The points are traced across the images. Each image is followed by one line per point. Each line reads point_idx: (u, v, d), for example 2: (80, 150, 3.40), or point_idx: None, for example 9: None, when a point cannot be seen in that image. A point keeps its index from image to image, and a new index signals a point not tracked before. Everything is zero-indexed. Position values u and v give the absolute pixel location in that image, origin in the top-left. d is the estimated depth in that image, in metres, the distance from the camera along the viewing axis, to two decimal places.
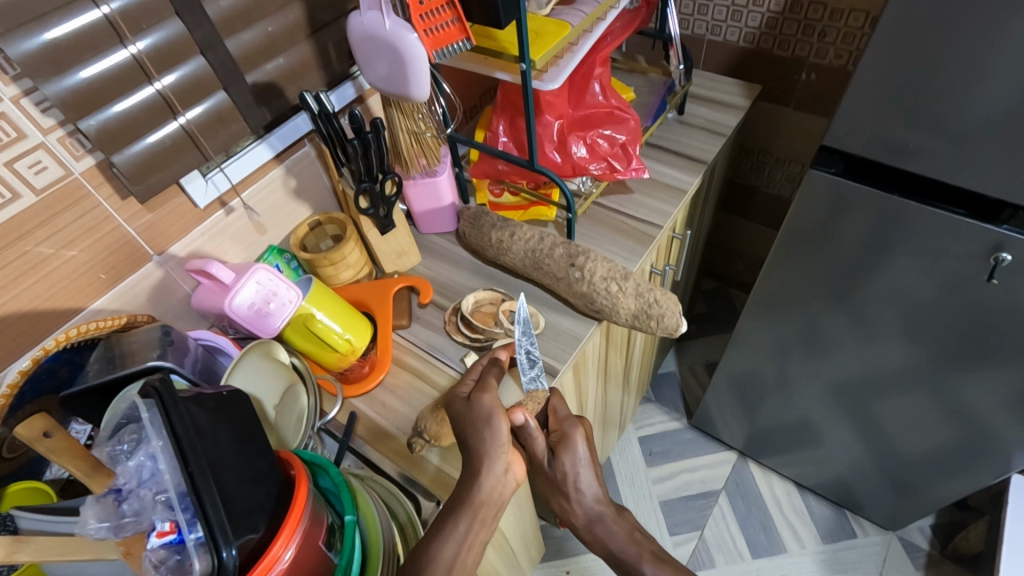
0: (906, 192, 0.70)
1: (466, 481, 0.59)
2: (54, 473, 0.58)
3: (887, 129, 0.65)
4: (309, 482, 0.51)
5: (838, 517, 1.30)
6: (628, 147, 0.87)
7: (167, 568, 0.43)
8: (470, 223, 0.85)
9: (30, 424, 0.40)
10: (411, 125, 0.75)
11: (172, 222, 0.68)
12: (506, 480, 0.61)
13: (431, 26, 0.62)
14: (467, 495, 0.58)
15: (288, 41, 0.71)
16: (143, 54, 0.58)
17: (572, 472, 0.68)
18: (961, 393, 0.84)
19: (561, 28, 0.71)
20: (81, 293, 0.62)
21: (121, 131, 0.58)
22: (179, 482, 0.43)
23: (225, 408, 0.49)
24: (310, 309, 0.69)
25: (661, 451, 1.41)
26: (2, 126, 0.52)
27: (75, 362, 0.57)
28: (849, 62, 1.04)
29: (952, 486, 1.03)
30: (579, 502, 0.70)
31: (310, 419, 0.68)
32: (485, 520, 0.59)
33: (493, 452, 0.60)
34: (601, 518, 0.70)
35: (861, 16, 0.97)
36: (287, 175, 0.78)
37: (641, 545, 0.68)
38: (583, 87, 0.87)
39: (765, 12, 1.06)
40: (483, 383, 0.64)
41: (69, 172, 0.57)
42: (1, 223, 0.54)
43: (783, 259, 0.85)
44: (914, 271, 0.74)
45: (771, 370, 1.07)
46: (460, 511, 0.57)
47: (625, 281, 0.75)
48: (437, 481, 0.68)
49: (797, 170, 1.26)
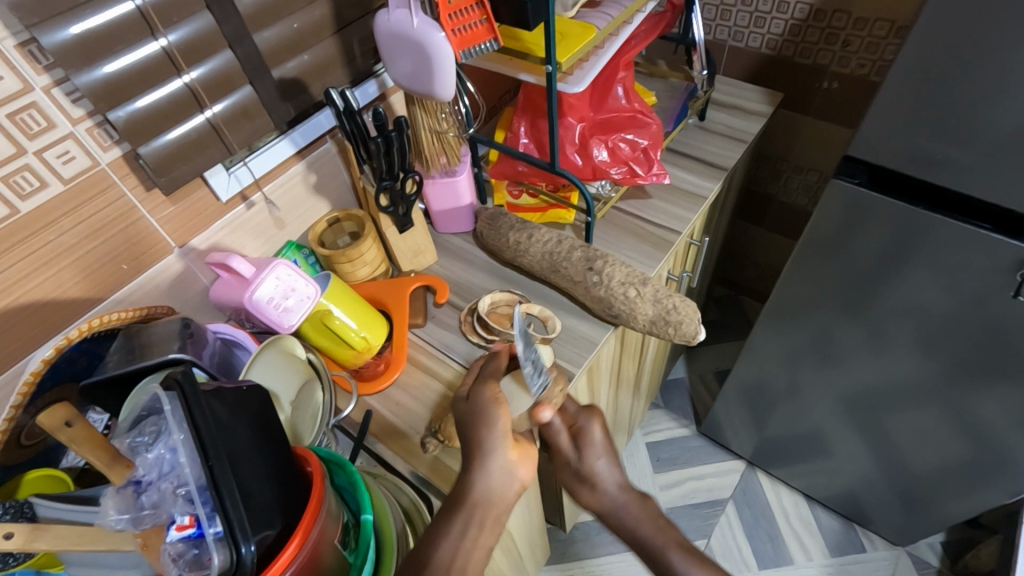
0: (931, 205, 0.69)
1: (469, 476, 0.58)
2: (70, 461, 0.59)
3: (915, 141, 0.64)
4: (325, 479, 0.51)
5: (847, 531, 1.29)
6: (649, 152, 0.86)
7: (184, 562, 0.43)
8: (488, 223, 0.85)
9: (50, 413, 0.40)
10: (434, 124, 0.75)
11: (194, 216, 0.68)
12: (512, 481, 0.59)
13: (458, 25, 0.62)
14: (478, 496, 0.57)
15: (314, 37, 0.71)
16: (173, 46, 0.58)
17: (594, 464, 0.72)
18: (979, 410, 0.83)
19: (586, 31, 0.71)
20: (103, 283, 0.62)
21: (148, 124, 0.58)
22: (199, 475, 0.43)
23: (245, 404, 0.48)
24: (327, 305, 0.70)
25: (669, 458, 1.40)
26: (33, 116, 0.52)
27: (95, 352, 0.57)
28: (872, 72, 1.03)
29: (965, 503, 1.01)
30: (605, 494, 0.72)
31: (325, 415, 0.65)
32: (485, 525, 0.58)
33: (498, 444, 0.59)
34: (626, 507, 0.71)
35: (887, 26, 0.96)
36: (307, 170, 0.78)
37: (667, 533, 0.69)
38: (606, 90, 0.86)
39: (788, 19, 1.05)
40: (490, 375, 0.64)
41: (96, 162, 0.58)
42: (28, 212, 0.54)
43: (801, 270, 0.84)
44: (937, 286, 0.73)
45: (783, 380, 1.06)
46: (467, 511, 0.57)
47: (643, 286, 0.74)
48: (437, 472, 0.68)
49: (815, 179, 1.25)
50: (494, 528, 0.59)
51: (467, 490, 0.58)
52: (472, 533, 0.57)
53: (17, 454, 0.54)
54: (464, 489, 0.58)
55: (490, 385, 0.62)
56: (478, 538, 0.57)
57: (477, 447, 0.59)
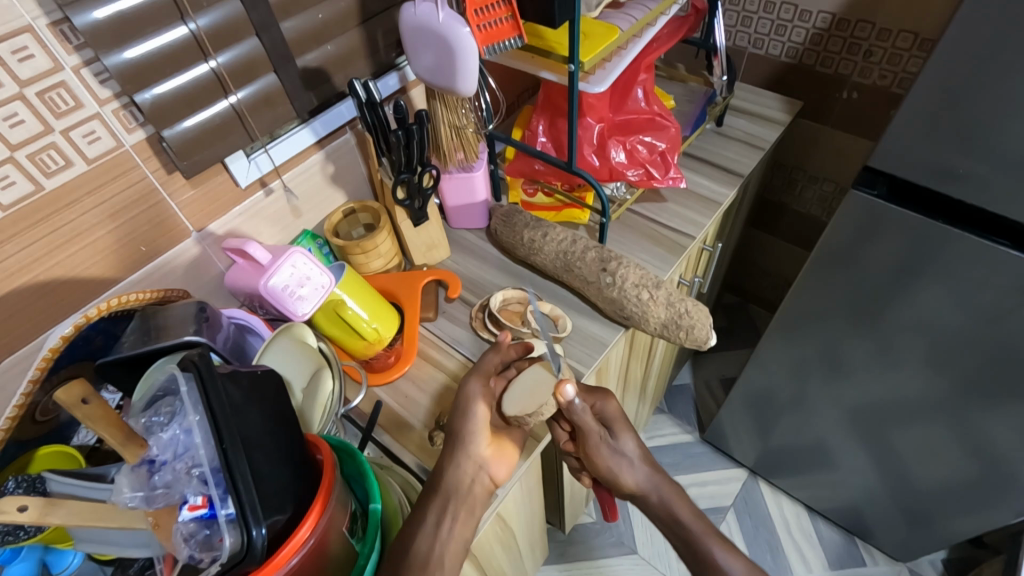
0: (950, 220, 0.68)
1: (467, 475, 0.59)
2: (82, 438, 0.59)
3: (937, 155, 0.63)
4: (335, 467, 0.51)
5: (848, 544, 1.28)
6: (666, 155, 0.87)
7: (195, 542, 0.43)
8: (502, 220, 0.85)
9: (67, 390, 0.40)
10: (453, 119, 0.75)
11: (212, 201, 0.69)
12: (481, 475, 0.60)
13: (484, 21, 0.62)
14: (464, 491, 0.58)
15: (339, 27, 0.71)
16: (202, 30, 0.59)
17: (607, 462, 0.71)
18: (987, 428, 0.83)
19: (610, 31, 0.71)
20: (121, 265, 0.63)
21: (173, 108, 0.59)
22: (213, 458, 0.44)
23: (258, 389, 0.49)
24: (342, 295, 0.70)
25: (671, 464, 1.40)
26: (61, 95, 0.53)
27: (111, 331, 0.57)
28: (893, 83, 1.02)
29: (969, 521, 1.00)
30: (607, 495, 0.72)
31: (334, 406, 0.66)
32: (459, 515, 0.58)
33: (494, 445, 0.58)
34: None
35: (910, 38, 0.96)
36: (325, 160, 0.79)
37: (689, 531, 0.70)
38: (625, 93, 0.86)
39: (811, 27, 1.05)
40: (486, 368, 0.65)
41: (120, 143, 0.58)
42: (52, 189, 0.55)
43: (813, 281, 0.84)
44: (950, 302, 0.72)
45: (791, 391, 1.06)
46: (465, 510, 0.57)
47: (656, 289, 0.74)
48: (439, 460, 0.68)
49: (831, 190, 1.24)
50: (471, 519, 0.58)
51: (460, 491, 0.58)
52: (447, 524, 0.56)
53: (31, 430, 0.55)
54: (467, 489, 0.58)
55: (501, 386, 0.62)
56: (454, 529, 0.57)
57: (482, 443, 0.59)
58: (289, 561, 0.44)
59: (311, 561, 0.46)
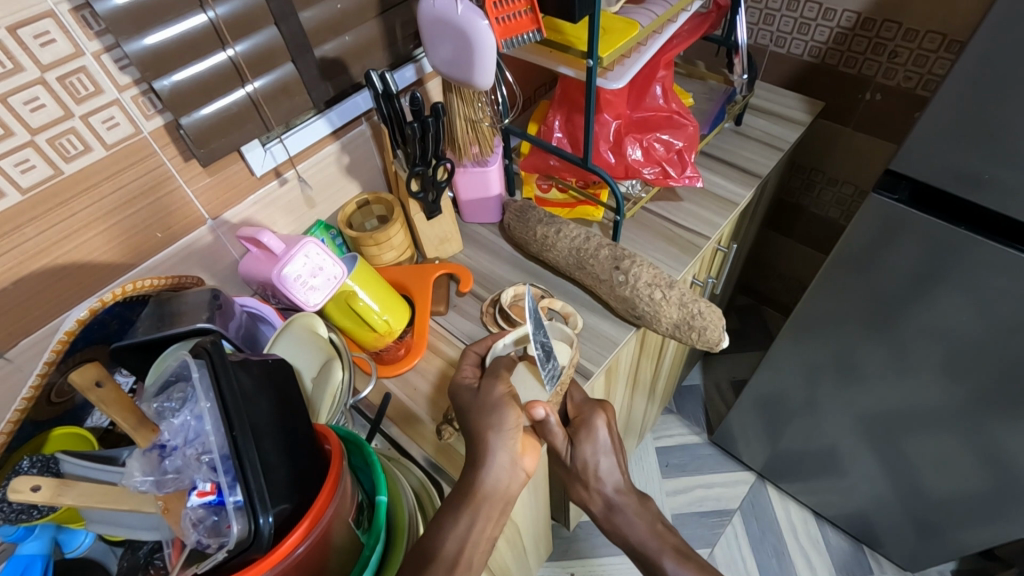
0: (971, 227, 0.67)
1: (467, 470, 0.58)
2: (95, 421, 0.60)
3: (963, 158, 0.61)
4: (343, 458, 0.51)
5: (855, 552, 1.27)
6: (684, 153, 0.85)
7: (204, 528, 0.43)
8: (516, 215, 0.84)
9: (83, 372, 0.41)
10: (469, 113, 0.75)
11: (228, 189, 0.69)
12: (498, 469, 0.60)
13: (503, 14, 0.61)
14: (462, 481, 0.58)
15: (357, 18, 0.71)
16: (220, 19, 0.59)
17: (605, 451, 0.71)
18: (1002, 440, 0.81)
19: (630, 26, 0.70)
20: (139, 250, 0.64)
21: (191, 96, 0.59)
22: (223, 444, 0.43)
23: (269, 377, 0.49)
24: (353, 287, 0.70)
25: (678, 464, 1.40)
26: (81, 81, 0.53)
27: (125, 316, 0.57)
28: (919, 86, 1.00)
29: (980, 533, 0.99)
30: (600, 491, 0.71)
31: (342, 396, 0.65)
32: (492, 516, 0.57)
33: (484, 437, 0.59)
34: (626, 507, 0.72)
35: (938, 39, 0.93)
36: (341, 151, 0.79)
37: (664, 538, 0.69)
38: (643, 89, 0.86)
39: (835, 26, 1.02)
40: (494, 368, 0.63)
41: (138, 130, 0.58)
42: (71, 173, 0.55)
43: (828, 285, 0.83)
44: (967, 312, 0.71)
45: (801, 395, 1.05)
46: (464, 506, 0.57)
47: (669, 289, 0.73)
48: (444, 453, 0.68)
49: (849, 193, 1.22)
50: (498, 520, 0.59)
51: (481, 491, 0.57)
52: (477, 526, 0.56)
53: (46, 411, 0.55)
54: (467, 479, 0.58)
55: (501, 381, 0.62)
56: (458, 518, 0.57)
57: (473, 433, 0.59)
58: (294, 550, 0.44)
59: (315, 552, 0.46)
